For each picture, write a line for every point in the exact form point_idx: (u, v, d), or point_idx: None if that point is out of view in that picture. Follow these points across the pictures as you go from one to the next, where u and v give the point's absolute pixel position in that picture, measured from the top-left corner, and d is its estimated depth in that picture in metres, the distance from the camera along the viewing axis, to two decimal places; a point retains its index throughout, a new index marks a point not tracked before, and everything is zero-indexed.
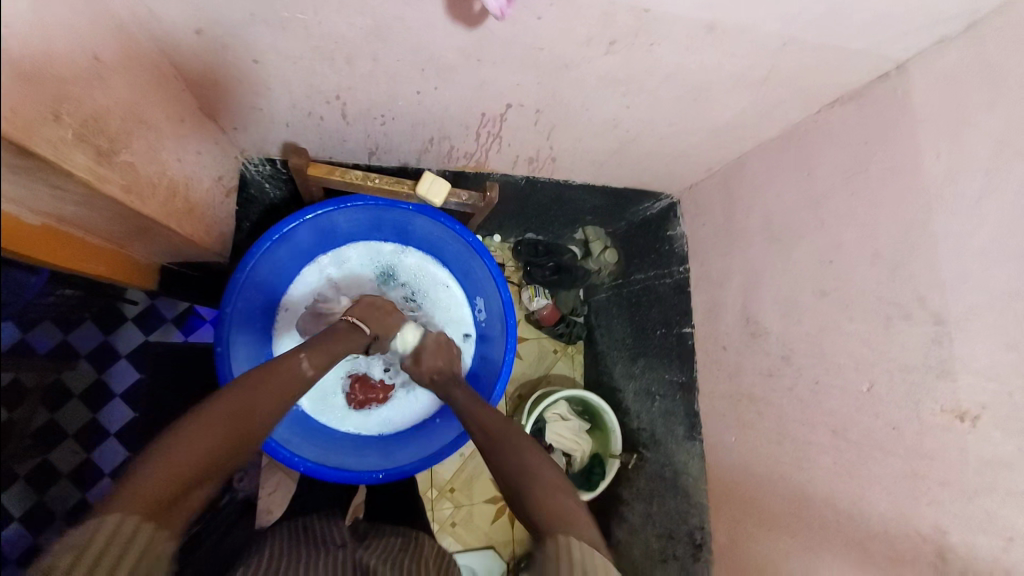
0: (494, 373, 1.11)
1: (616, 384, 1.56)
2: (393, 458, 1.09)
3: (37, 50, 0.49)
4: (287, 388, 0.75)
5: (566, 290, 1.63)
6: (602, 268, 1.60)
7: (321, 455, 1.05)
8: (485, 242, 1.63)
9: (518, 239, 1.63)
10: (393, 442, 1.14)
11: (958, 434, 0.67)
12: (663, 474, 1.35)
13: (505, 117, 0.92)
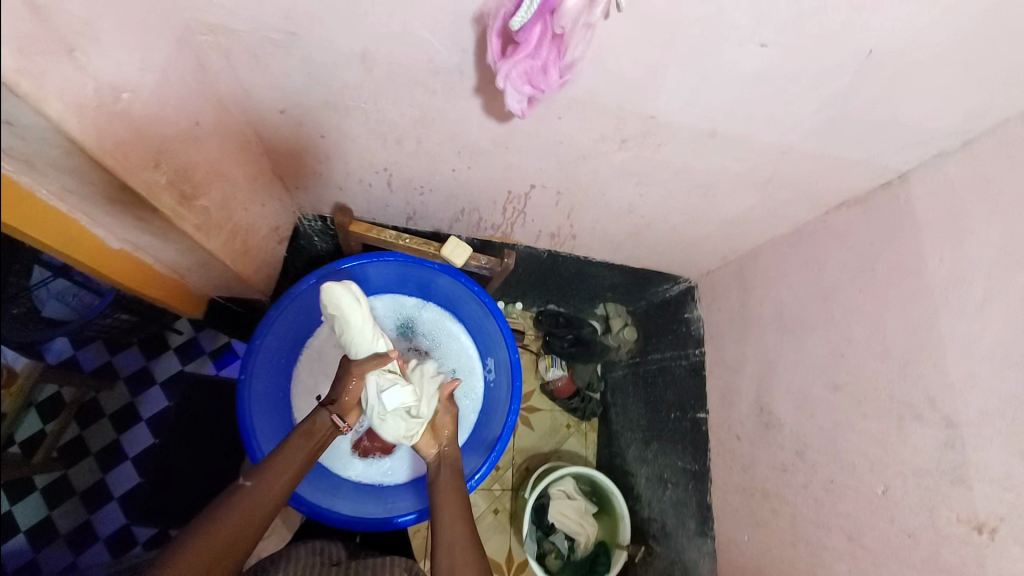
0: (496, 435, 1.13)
1: (628, 467, 1.50)
2: (391, 508, 1.10)
3: (146, 117, 0.62)
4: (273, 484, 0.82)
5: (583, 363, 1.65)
6: (622, 344, 1.61)
7: (320, 499, 1.06)
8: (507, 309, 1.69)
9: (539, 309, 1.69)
10: (393, 493, 1.14)
11: (978, 549, 0.62)
12: (671, 574, 1.25)
13: (529, 196, 1.02)
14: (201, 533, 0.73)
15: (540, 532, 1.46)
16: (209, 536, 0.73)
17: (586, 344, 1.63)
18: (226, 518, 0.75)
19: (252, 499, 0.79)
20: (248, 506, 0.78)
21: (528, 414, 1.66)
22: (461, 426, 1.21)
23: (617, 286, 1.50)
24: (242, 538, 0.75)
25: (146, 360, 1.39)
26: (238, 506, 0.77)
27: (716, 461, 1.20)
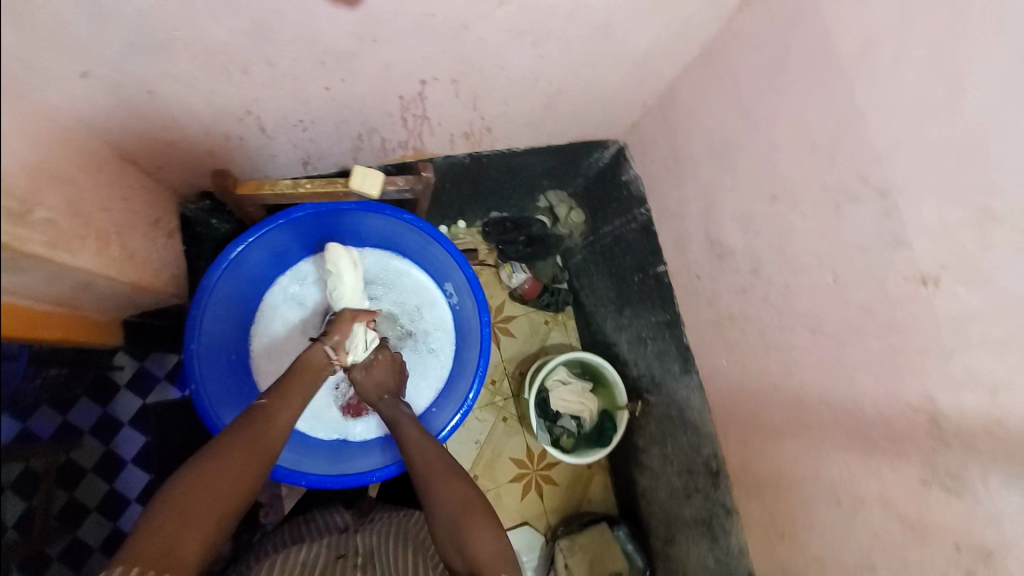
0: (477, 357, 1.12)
1: (609, 339, 1.57)
2: (396, 451, 1.11)
3: None
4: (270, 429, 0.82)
5: (543, 260, 1.64)
6: (573, 230, 1.61)
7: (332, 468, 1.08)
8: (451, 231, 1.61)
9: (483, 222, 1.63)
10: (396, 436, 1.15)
11: (925, 300, 0.67)
12: (669, 415, 1.36)
13: (424, 95, 0.90)
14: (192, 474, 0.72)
15: (549, 421, 1.55)
16: (206, 479, 0.72)
17: (540, 241, 1.61)
18: (223, 462, 0.74)
19: (249, 440, 0.78)
20: (247, 449, 0.77)
21: (506, 324, 1.69)
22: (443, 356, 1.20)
23: (551, 172, 1.45)
24: (242, 480, 0.74)
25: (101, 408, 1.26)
26: (236, 450, 0.76)
27: (683, 304, 1.26)
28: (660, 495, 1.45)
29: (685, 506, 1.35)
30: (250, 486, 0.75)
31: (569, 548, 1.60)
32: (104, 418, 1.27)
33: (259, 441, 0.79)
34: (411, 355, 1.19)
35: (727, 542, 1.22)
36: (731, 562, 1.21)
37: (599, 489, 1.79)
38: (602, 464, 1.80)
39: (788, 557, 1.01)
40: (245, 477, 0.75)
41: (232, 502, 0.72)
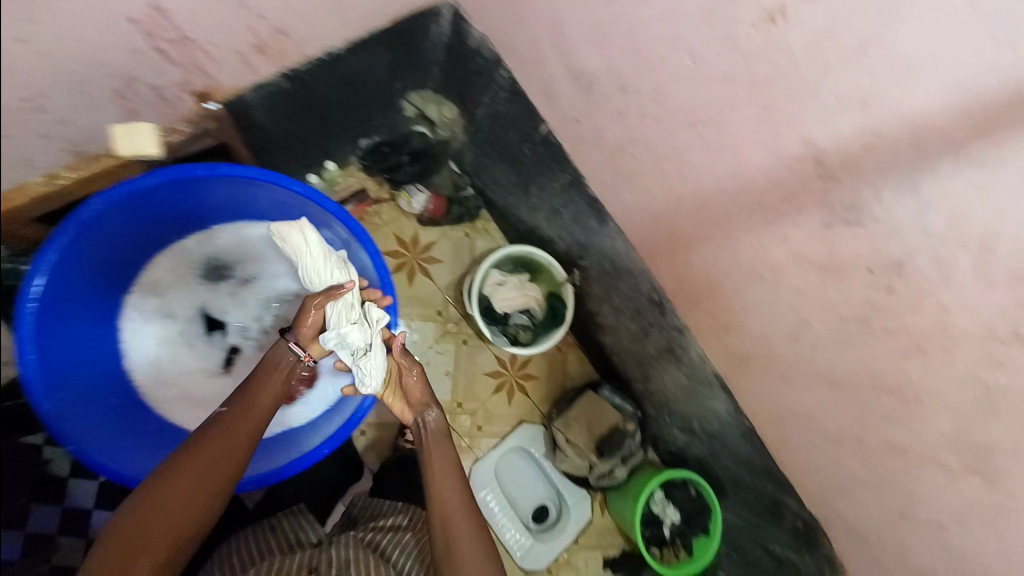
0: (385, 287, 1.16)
1: (530, 223, 1.55)
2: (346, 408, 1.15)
3: None
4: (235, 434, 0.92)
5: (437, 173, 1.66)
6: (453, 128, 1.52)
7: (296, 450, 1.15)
8: (328, 176, 1.56)
9: (368, 146, 1.62)
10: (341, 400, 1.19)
11: (781, 37, 0.63)
12: (605, 270, 1.37)
13: (166, 9, 0.82)
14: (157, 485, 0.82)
15: (501, 324, 1.54)
16: (168, 488, 0.82)
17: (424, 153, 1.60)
18: (185, 471, 0.84)
19: (210, 446, 0.88)
20: (209, 457, 0.87)
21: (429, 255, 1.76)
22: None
23: (395, 73, 1.30)
24: (204, 482, 0.85)
25: (59, 506, 1.30)
26: (196, 459, 0.85)
27: (576, 156, 1.20)
28: (624, 343, 1.53)
29: (646, 342, 1.42)
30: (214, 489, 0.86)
31: (564, 424, 1.72)
32: (68, 514, 1.30)
33: (224, 446, 0.89)
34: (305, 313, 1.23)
35: (688, 356, 1.30)
36: (697, 369, 1.31)
37: (575, 362, 1.88)
38: (569, 340, 1.88)
39: (739, 342, 1.10)
40: (208, 478, 0.85)
41: (196, 506, 0.83)
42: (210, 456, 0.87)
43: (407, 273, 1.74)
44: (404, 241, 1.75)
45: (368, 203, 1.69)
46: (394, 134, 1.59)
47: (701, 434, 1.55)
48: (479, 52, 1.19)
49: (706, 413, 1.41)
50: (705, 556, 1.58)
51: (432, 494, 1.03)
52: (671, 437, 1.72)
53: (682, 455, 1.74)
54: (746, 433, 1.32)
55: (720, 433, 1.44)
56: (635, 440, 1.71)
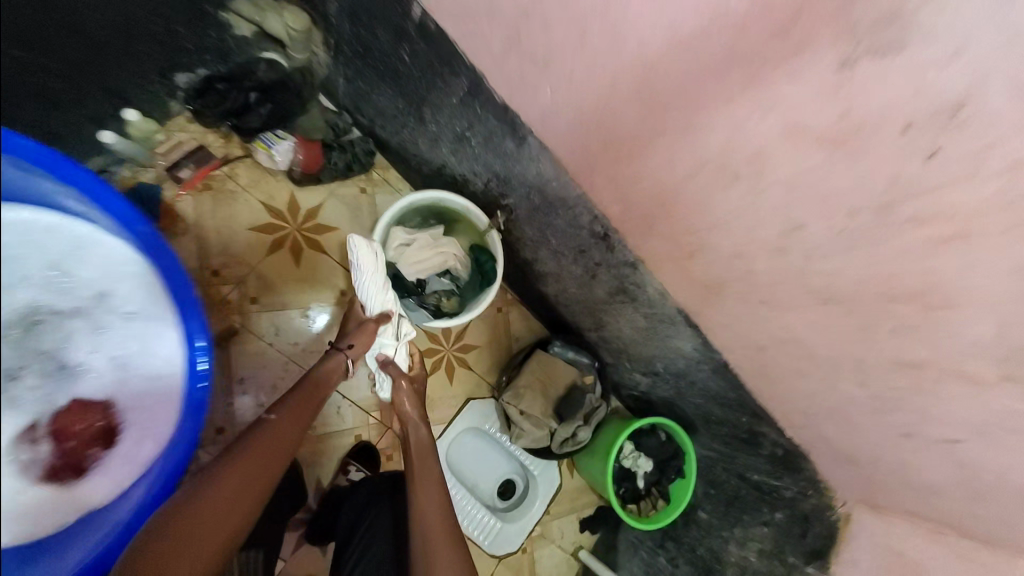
0: (179, 299, 1.01)
1: (436, 162, 1.28)
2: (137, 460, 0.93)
3: None
4: (276, 443, 0.86)
5: (304, 113, 1.32)
6: (311, 45, 1.26)
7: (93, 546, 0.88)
8: (143, 133, 1.20)
9: (190, 89, 1.24)
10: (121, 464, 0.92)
11: None
12: (534, 202, 1.10)
13: None
14: (202, 500, 0.77)
15: (417, 296, 1.24)
16: (212, 504, 0.77)
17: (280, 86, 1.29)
18: (226, 481, 0.79)
19: (257, 454, 0.83)
20: (254, 467, 0.81)
21: (315, 221, 1.38)
22: (160, 310, 1.00)
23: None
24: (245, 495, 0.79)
25: None
26: (245, 469, 0.80)
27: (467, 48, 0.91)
28: (573, 286, 1.30)
29: (597, 282, 1.20)
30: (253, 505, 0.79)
31: (515, 394, 1.47)
32: None
33: (267, 454, 0.84)
34: (66, 337, 0.87)
35: (646, 293, 1.09)
36: (658, 307, 1.09)
37: (520, 322, 1.63)
38: (508, 299, 1.62)
39: (706, 265, 0.88)
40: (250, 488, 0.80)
41: (240, 518, 0.78)
42: (252, 466, 0.81)
43: (291, 249, 1.35)
44: (278, 208, 1.35)
45: (215, 165, 1.28)
46: (229, 69, 1.25)
47: (666, 377, 1.38)
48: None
49: (673, 352, 1.22)
50: (683, 500, 1.45)
51: (421, 507, 0.92)
52: (635, 383, 1.55)
53: (649, 400, 1.59)
54: (719, 370, 1.14)
55: (688, 372, 1.27)
56: (596, 395, 1.50)
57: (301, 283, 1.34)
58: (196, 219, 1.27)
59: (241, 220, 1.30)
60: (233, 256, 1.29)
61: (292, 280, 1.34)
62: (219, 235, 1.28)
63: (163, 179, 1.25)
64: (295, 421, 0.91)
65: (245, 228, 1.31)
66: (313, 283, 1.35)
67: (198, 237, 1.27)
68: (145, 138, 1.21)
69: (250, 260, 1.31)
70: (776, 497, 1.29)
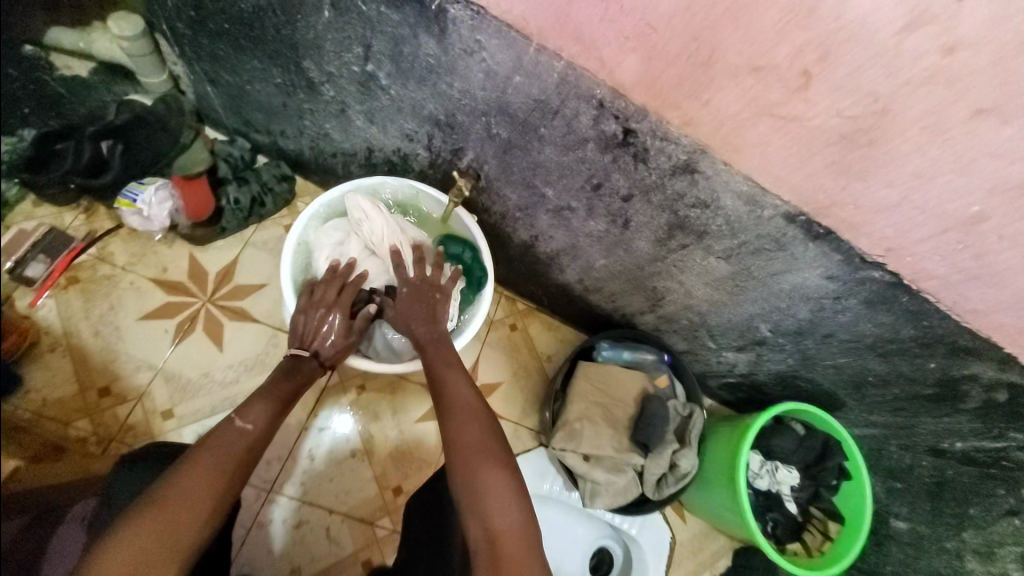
0: None
1: (358, 151, 0.91)
2: None
3: None
4: (250, 437, 0.61)
5: (178, 149, 0.96)
6: (170, 63, 0.91)
7: None
8: None
9: (15, 159, 0.84)
10: None
11: None
12: (498, 138, 0.72)
13: None
14: (157, 506, 0.52)
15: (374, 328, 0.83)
16: (172, 509, 0.52)
17: (136, 126, 0.90)
18: (180, 486, 0.53)
19: (218, 449, 0.58)
20: (224, 458, 0.57)
21: (231, 282, 1.00)
22: None
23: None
24: (212, 494, 0.55)
25: None
26: (214, 461, 0.57)
27: None
28: (601, 252, 0.88)
29: (637, 227, 0.77)
30: (231, 501, 0.57)
31: (569, 433, 1.00)
32: None
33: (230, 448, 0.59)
34: None
35: (723, 210, 0.66)
36: (750, 227, 0.67)
37: (546, 336, 1.20)
38: (521, 310, 1.20)
39: (833, 91, 0.47)
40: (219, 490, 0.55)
41: (208, 524, 0.54)
42: (215, 462, 0.57)
43: (206, 329, 0.96)
44: (176, 279, 0.98)
45: (77, 249, 0.94)
46: (67, 122, 0.86)
47: (779, 341, 0.92)
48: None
49: (786, 295, 0.78)
50: (867, 511, 0.94)
51: (460, 435, 0.61)
52: (729, 367, 1.09)
53: (755, 385, 1.11)
54: (880, 294, 0.69)
55: (822, 322, 0.82)
56: (680, 400, 1.07)
57: (232, 371, 0.95)
58: (67, 327, 0.92)
59: (129, 311, 0.95)
60: (127, 361, 0.92)
61: (219, 371, 0.94)
62: (101, 337, 0.93)
63: (10, 287, 0.90)
64: (274, 413, 0.65)
65: (138, 318, 0.95)
66: (248, 367, 0.96)
67: (74, 348, 0.91)
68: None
69: (153, 360, 0.93)
70: (1012, 468, 0.75)
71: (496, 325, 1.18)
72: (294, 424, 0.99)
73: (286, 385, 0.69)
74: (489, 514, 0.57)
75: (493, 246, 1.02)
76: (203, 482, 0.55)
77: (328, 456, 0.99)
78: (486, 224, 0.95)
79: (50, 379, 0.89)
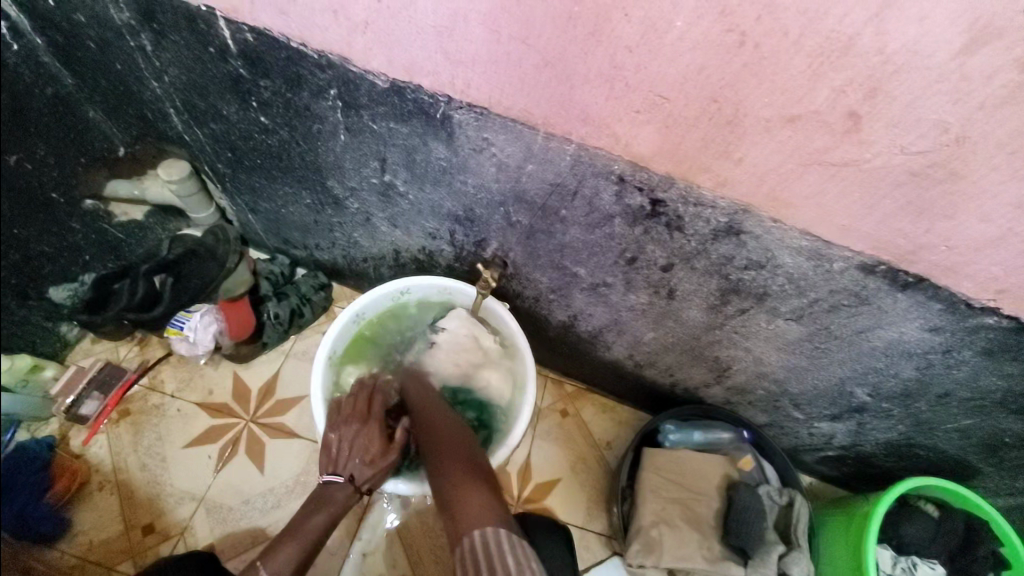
0: None
1: (385, 253, 0.92)
2: None
3: None
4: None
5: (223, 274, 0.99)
6: (214, 197, 1.01)
7: None
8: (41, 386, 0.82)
9: (76, 304, 0.89)
10: None
11: None
12: (518, 225, 0.69)
13: None
14: None
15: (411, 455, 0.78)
16: None
17: (184, 258, 0.97)
18: None
19: None
20: None
21: (275, 397, 1.00)
22: None
23: (27, 124, 0.72)
24: None
25: None
26: None
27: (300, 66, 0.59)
28: (647, 325, 0.80)
29: (683, 296, 0.70)
30: None
31: (648, 543, 0.84)
32: None
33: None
34: None
35: (782, 268, 0.58)
36: (819, 283, 0.58)
37: (601, 419, 1.08)
38: (570, 393, 1.10)
39: (892, 126, 0.40)
40: None
41: None
42: None
43: (248, 450, 0.95)
44: (219, 402, 0.99)
45: (129, 382, 0.97)
46: (125, 262, 0.95)
47: (884, 407, 0.77)
48: (60, 15, 0.66)
49: (881, 353, 0.66)
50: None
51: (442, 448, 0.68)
52: (827, 440, 0.92)
53: (864, 458, 0.92)
54: (1005, 342, 0.56)
55: (936, 380, 0.67)
56: (775, 485, 0.91)
57: (272, 496, 0.92)
58: (116, 463, 0.93)
59: (175, 439, 0.96)
60: (171, 494, 0.92)
61: (259, 497, 0.92)
62: (147, 470, 0.93)
63: (65, 425, 0.92)
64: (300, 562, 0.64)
65: (182, 447, 0.95)
66: (288, 489, 0.93)
67: (122, 483, 0.92)
68: (34, 380, 0.82)
69: (196, 490, 0.92)
70: None
71: (545, 413, 1.08)
72: (339, 552, 0.90)
73: (316, 519, 0.67)
74: (460, 496, 0.60)
75: (530, 331, 0.97)
76: None
77: None
78: (519, 310, 0.91)
79: (99, 520, 0.89)
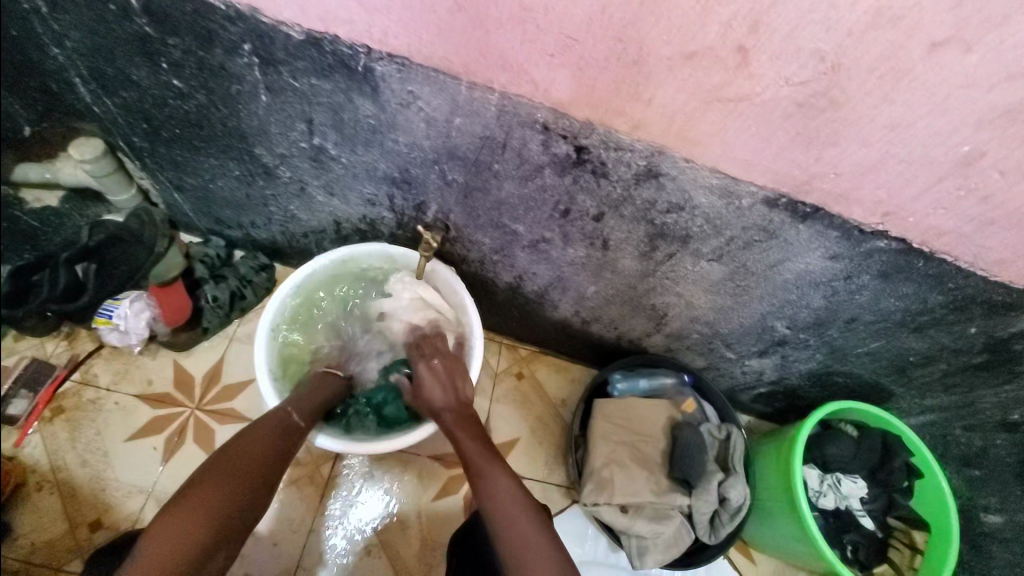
0: None
1: (326, 226, 0.91)
2: None
3: None
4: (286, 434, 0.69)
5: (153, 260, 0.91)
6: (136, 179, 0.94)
7: None
8: None
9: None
10: None
11: None
12: (456, 183, 0.70)
13: None
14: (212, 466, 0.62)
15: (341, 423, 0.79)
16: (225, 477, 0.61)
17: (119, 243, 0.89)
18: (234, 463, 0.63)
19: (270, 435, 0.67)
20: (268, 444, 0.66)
21: (223, 383, 0.97)
22: None
23: None
24: (259, 474, 0.63)
25: None
26: (256, 453, 0.65)
27: (212, 22, 0.57)
28: (589, 279, 0.84)
29: (617, 245, 0.73)
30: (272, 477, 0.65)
31: (600, 482, 0.90)
32: None
33: (209, 512, 0.57)
34: None
35: (699, 209, 0.63)
36: (732, 221, 0.63)
37: (555, 378, 1.12)
38: (524, 356, 1.13)
39: (777, 59, 0.44)
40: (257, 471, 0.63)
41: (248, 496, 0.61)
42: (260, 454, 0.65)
43: (197, 437, 0.92)
44: (162, 391, 0.95)
45: (60, 377, 0.91)
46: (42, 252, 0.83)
47: (801, 338, 0.85)
48: None
49: (792, 285, 0.73)
50: (952, 509, 0.84)
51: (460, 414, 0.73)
52: (757, 376, 1.00)
53: (790, 390, 1.02)
54: (895, 264, 0.63)
55: (840, 307, 0.75)
56: (713, 422, 0.98)
57: None
58: (53, 461, 0.88)
59: (116, 433, 0.91)
60: (117, 489, 0.88)
61: None
62: (88, 466, 0.88)
63: None
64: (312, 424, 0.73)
65: (125, 439, 0.91)
66: None
67: (62, 482, 0.87)
68: None
69: (144, 482, 0.89)
70: None
71: (501, 377, 1.10)
72: (303, 527, 0.90)
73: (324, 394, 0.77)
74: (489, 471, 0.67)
75: (479, 296, 0.98)
76: (252, 458, 0.64)
77: (342, 557, 0.90)
78: (466, 275, 0.92)
79: (38, 521, 0.84)
